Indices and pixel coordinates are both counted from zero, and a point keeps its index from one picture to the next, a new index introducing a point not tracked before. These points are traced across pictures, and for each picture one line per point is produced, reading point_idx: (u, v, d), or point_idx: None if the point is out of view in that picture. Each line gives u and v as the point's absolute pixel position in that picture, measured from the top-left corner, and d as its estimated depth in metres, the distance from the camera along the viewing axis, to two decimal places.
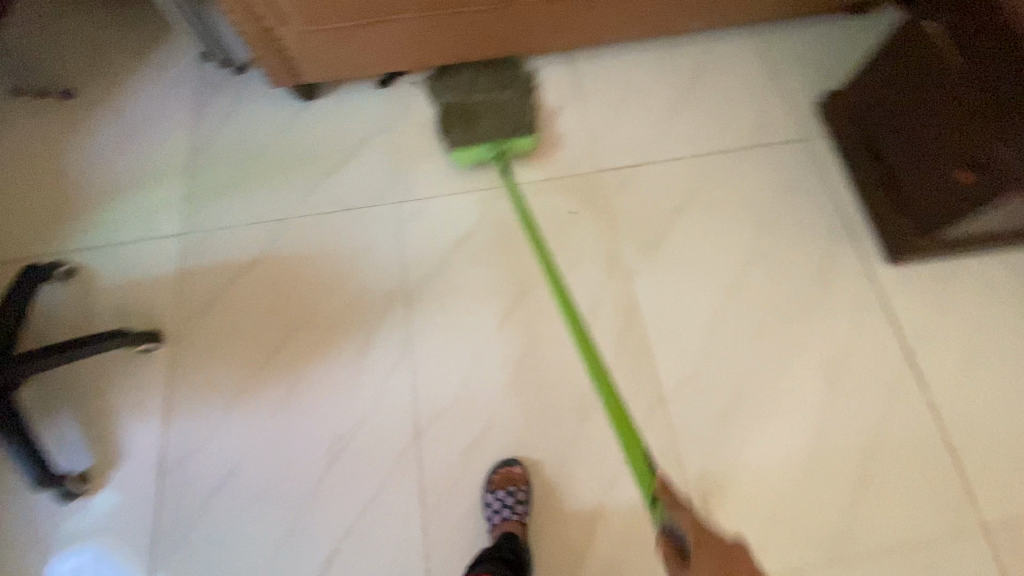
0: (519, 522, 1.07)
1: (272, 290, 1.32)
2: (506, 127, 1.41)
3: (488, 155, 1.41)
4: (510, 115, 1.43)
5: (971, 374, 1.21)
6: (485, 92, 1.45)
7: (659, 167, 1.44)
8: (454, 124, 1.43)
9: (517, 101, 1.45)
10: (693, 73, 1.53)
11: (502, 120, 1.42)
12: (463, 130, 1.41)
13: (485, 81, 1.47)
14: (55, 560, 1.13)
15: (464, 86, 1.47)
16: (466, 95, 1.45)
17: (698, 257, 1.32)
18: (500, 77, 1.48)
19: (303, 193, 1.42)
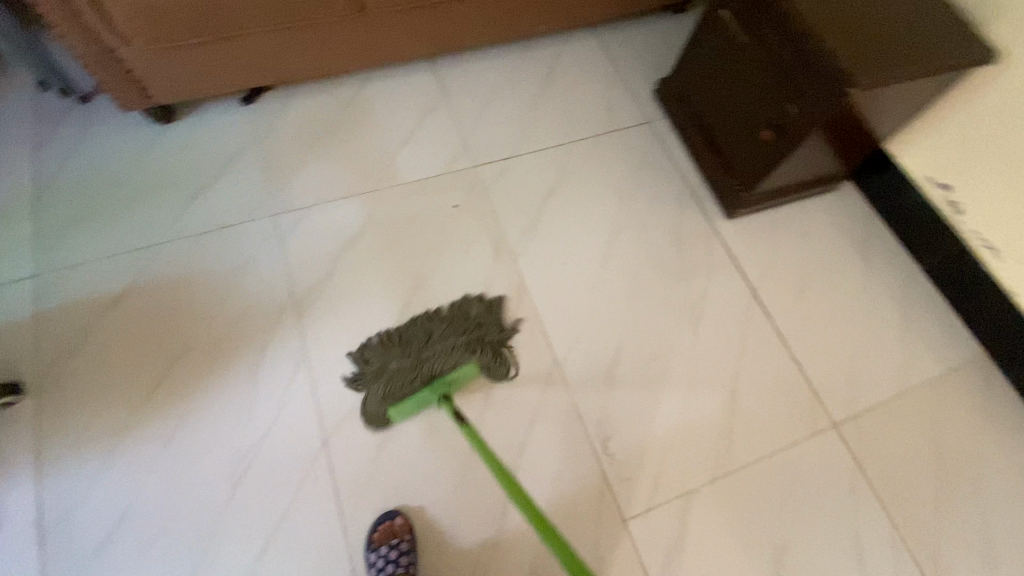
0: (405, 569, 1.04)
1: (146, 319, 1.24)
2: (480, 351, 1.26)
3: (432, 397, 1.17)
4: (474, 332, 1.29)
5: (807, 300, 1.44)
6: (421, 325, 1.28)
7: (529, 158, 1.56)
8: (397, 366, 1.22)
9: (482, 336, 1.28)
10: (547, 73, 1.70)
11: (460, 346, 1.26)
12: (409, 370, 1.22)
13: (441, 323, 1.29)
14: None
15: (405, 339, 1.26)
16: (418, 348, 1.25)
17: (574, 238, 1.45)
18: (456, 314, 1.30)
19: (172, 216, 1.36)
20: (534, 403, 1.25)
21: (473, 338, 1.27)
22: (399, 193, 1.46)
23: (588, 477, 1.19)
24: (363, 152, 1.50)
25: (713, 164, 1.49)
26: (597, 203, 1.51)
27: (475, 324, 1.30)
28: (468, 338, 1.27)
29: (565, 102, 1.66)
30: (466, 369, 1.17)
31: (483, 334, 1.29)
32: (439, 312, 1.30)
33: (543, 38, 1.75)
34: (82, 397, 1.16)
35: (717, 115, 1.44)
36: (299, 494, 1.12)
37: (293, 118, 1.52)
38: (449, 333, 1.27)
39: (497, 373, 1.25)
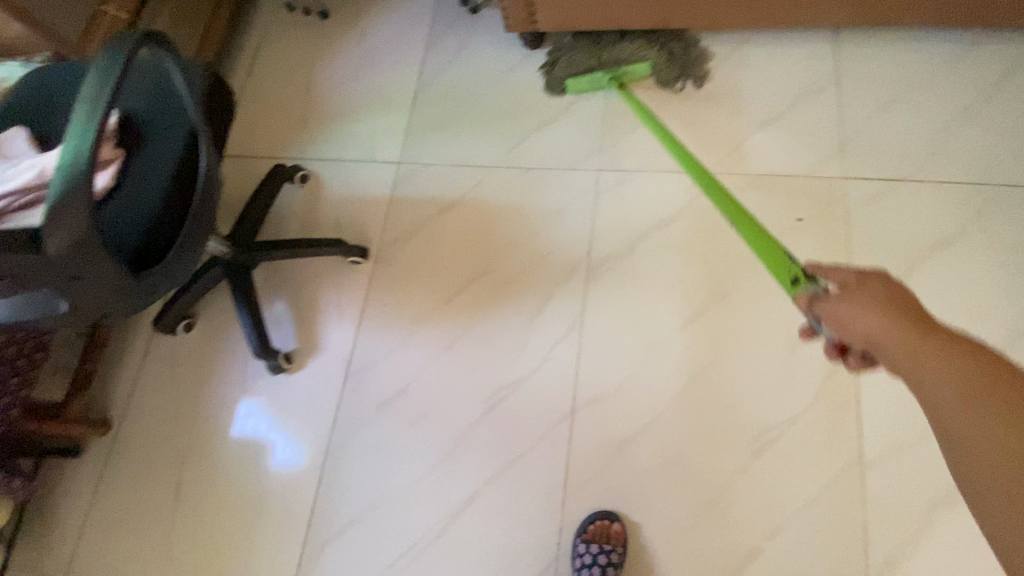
0: None
1: (465, 231, 1.36)
2: (659, 48, 1.37)
3: (603, 81, 1.38)
4: (663, 45, 1.38)
5: None
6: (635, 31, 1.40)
7: (924, 189, 1.19)
8: (585, 44, 1.43)
9: (669, 40, 1.38)
10: (994, 82, 1.25)
11: (645, 41, 1.38)
12: (592, 47, 1.42)
13: (638, 32, 1.40)
14: (237, 406, 1.35)
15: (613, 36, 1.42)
16: (598, 48, 1.42)
17: (945, 313, 1.10)
18: (654, 36, 1.39)
19: (512, 142, 1.42)
20: (810, 489, 1.02)
21: (659, 40, 1.38)
22: (739, 184, 1.25)
23: None
24: (711, 124, 1.32)
25: None
26: (1001, 282, 1.11)
27: (678, 49, 1.37)
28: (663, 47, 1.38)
29: (1007, 130, 1.21)
30: (637, 66, 1.35)
31: (682, 49, 1.38)
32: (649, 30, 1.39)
33: (1001, 34, 1.28)
34: (401, 279, 1.36)
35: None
36: (535, 447, 1.16)
37: None
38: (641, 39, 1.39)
39: (664, 78, 1.36)
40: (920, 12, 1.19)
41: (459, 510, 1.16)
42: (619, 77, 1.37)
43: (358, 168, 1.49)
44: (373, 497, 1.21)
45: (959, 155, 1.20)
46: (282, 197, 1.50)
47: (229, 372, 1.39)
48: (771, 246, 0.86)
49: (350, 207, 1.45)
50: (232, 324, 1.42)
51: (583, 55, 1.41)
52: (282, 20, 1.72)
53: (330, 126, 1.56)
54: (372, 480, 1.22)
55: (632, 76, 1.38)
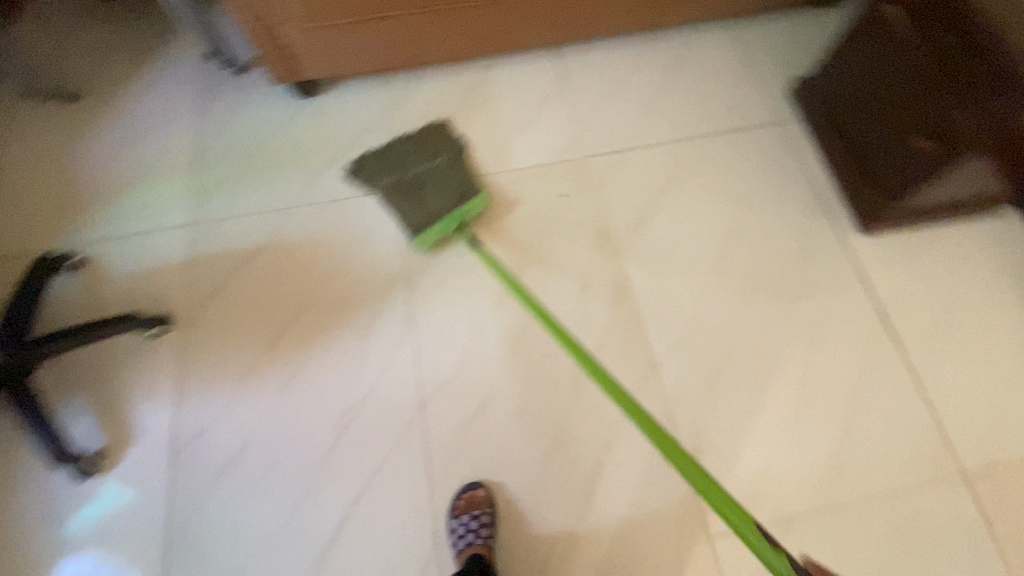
0: (485, 542, 1.07)
1: (277, 275, 1.37)
2: (439, 157, 1.48)
3: (450, 226, 1.38)
4: (433, 148, 1.50)
5: (947, 332, 1.28)
6: (409, 165, 1.47)
7: (646, 152, 1.51)
8: (379, 183, 1.44)
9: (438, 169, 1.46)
10: (673, 62, 1.64)
11: (415, 141, 1.51)
12: (388, 177, 1.45)
13: (414, 148, 1.50)
14: (59, 565, 1.13)
15: (391, 160, 1.47)
16: (389, 176, 1.45)
17: (684, 237, 1.40)
18: (410, 149, 1.50)
19: (307, 182, 1.48)
20: (626, 402, 1.22)
21: (431, 145, 1.50)
22: (512, 179, 1.48)
23: (675, 485, 1.16)
24: (481, 135, 1.54)
25: (857, 181, 1.36)
26: (714, 202, 1.43)
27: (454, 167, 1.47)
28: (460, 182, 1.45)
29: (690, 94, 1.59)
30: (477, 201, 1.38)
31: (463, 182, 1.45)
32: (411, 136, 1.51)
33: (672, 29, 1.68)
34: (217, 339, 1.30)
35: (869, 128, 1.30)
36: (393, 452, 1.19)
37: (421, 98, 1.59)
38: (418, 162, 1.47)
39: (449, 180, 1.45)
40: (607, 21, 1.52)
41: (331, 543, 1.13)
42: (462, 223, 1.40)
43: (145, 240, 1.42)
44: (235, 567, 1.13)
45: (665, 121, 1.55)
46: (55, 290, 1.36)
47: (20, 499, 1.18)
48: (664, 438, 0.93)
49: (144, 280, 1.37)
50: (13, 444, 1.22)
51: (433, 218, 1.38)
52: (19, 110, 1.58)
53: (103, 205, 1.46)
54: (230, 550, 1.14)
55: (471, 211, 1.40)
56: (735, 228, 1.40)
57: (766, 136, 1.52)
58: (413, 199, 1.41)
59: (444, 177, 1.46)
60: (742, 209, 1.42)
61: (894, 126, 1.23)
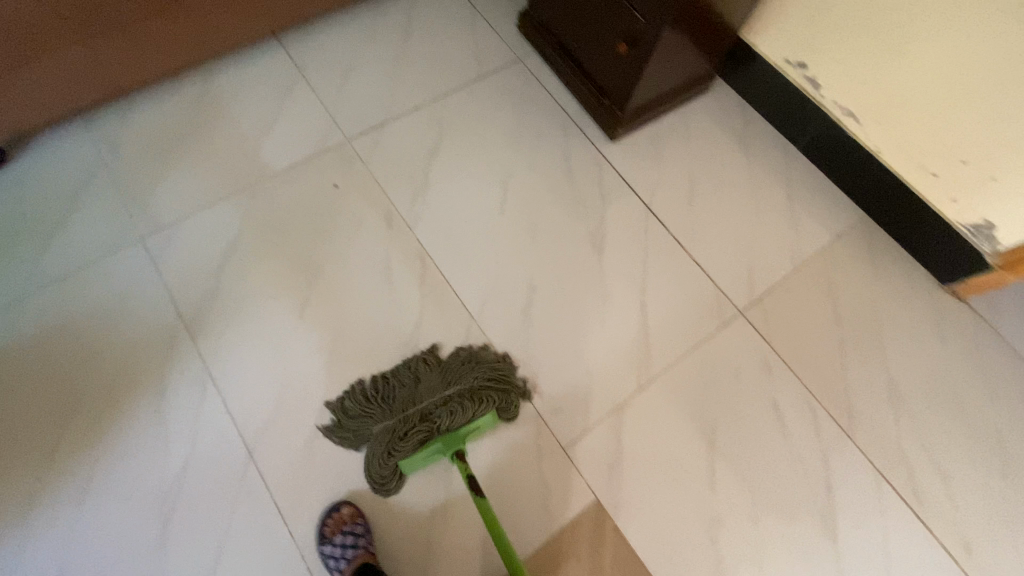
0: (367, 550, 1.05)
1: (26, 379, 1.15)
2: (455, 387, 1.17)
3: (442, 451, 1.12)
4: (462, 379, 1.18)
5: (698, 202, 1.48)
6: (431, 401, 1.15)
7: (404, 119, 1.50)
8: (400, 440, 1.11)
9: (472, 387, 1.17)
10: (405, 25, 1.62)
11: (441, 384, 1.17)
12: (409, 436, 1.11)
13: (424, 366, 1.20)
14: None
15: (394, 400, 1.16)
16: (405, 399, 1.16)
17: (464, 188, 1.43)
18: (451, 370, 1.20)
19: (28, 262, 1.24)
20: (457, 363, 1.25)
21: (452, 377, 1.18)
22: (276, 184, 1.37)
23: (524, 418, 1.21)
24: (225, 150, 1.39)
25: (587, 91, 1.49)
26: (482, 153, 1.48)
27: (484, 382, 1.18)
28: (484, 407, 1.15)
29: (431, 53, 1.60)
30: (484, 420, 1.15)
31: (491, 373, 1.20)
32: (421, 363, 1.20)
33: None
34: None
35: (581, 40, 1.43)
36: (236, 510, 1.10)
37: (143, 127, 1.40)
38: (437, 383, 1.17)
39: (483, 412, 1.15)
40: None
41: None
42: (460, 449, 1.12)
43: None
44: None
45: (414, 85, 1.55)
46: None
47: None
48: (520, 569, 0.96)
49: None
50: None
51: (411, 445, 1.11)
52: None
53: None
54: None
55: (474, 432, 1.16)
56: (507, 171, 1.46)
57: (510, 74, 1.59)
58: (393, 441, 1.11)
59: (458, 368, 1.20)
60: (507, 151, 1.49)
61: (605, 42, 1.35)
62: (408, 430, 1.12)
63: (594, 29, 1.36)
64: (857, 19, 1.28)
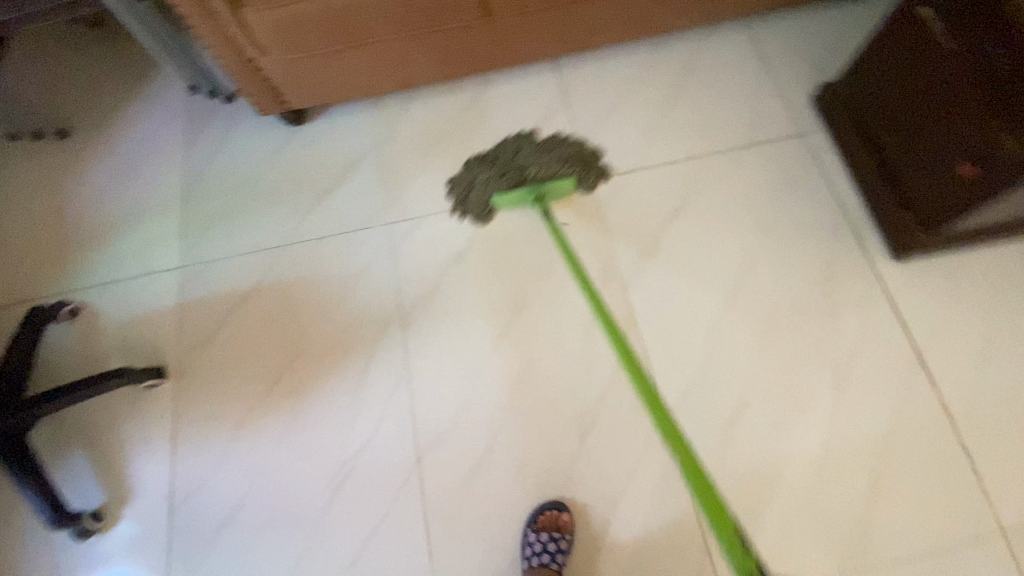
0: (557, 568, 1.04)
1: (269, 319, 1.32)
2: (560, 165, 1.39)
3: (526, 198, 1.36)
4: (575, 163, 1.39)
5: (989, 370, 1.16)
6: (532, 163, 1.38)
7: (653, 171, 1.41)
8: (489, 168, 1.40)
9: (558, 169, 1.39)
10: (682, 70, 1.51)
11: (561, 158, 1.39)
12: (499, 172, 1.38)
13: (527, 144, 1.44)
14: None
15: (500, 159, 1.40)
16: (506, 160, 1.40)
17: (695, 265, 1.30)
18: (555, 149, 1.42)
19: (300, 219, 1.42)
20: (633, 453, 1.14)
21: (564, 158, 1.39)
22: (511, 206, 1.39)
23: (687, 544, 1.09)
24: (476, 162, 1.45)
25: (885, 195, 1.25)
26: (727, 231, 1.33)
27: (571, 160, 1.39)
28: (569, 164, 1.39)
29: (701, 106, 1.46)
30: (562, 184, 1.35)
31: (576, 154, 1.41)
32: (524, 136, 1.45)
33: (678, 34, 1.56)
34: (211, 389, 1.27)
35: (900, 139, 1.18)
36: (391, 509, 1.15)
37: (415, 122, 1.51)
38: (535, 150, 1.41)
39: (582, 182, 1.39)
40: (607, 32, 1.42)
41: None
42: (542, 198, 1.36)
43: (135, 285, 1.38)
44: None
45: (673, 137, 1.44)
46: (51, 340, 1.33)
47: (23, 558, 1.17)
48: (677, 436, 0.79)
49: (135, 330, 1.34)
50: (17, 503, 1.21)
51: (504, 183, 1.36)
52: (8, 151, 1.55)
53: (93, 249, 1.43)
54: None
55: (555, 195, 1.36)
56: (751, 259, 1.29)
57: (785, 149, 1.40)
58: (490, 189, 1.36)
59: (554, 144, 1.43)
60: (758, 238, 1.31)
61: (933, 152, 1.11)
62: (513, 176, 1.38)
63: (927, 134, 1.11)
64: None
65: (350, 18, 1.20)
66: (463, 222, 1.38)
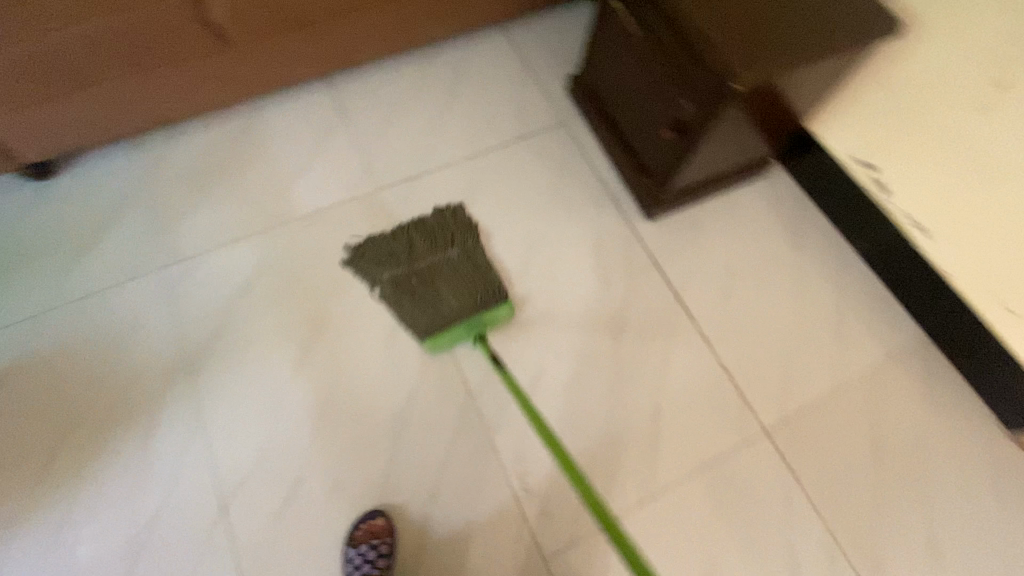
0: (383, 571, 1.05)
1: (33, 396, 1.19)
2: (478, 283, 1.30)
3: (466, 334, 1.24)
4: (474, 263, 1.34)
5: (735, 298, 1.35)
6: (431, 259, 1.34)
7: (436, 175, 1.47)
8: (382, 274, 1.32)
9: (468, 254, 1.36)
10: (453, 73, 1.59)
11: (454, 253, 1.35)
12: (395, 278, 1.31)
13: (422, 240, 1.36)
14: None
15: (405, 254, 1.34)
16: (402, 258, 1.33)
17: (483, 255, 1.38)
18: (430, 232, 1.38)
19: (57, 278, 1.28)
20: (444, 444, 1.18)
21: (472, 257, 1.35)
22: (298, 229, 1.37)
23: (507, 516, 1.14)
24: (257, 187, 1.41)
25: (631, 167, 1.43)
26: (510, 216, 1.44)
27: (474, 272, 1.33)
28: (467, 282, 1.31)
29: (474, 104, 1.56)
30: (502, 309, 1.26)
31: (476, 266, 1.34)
32: (419, 224, 1.37)
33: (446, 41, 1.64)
34: None
35: (629, 113, 1.35)
36: (200, 566, 1.08)
37: (184, 155, 1.43)
38: (450, 251, 1.36)
39: (490, 292, 1.29)
40: (369, 46, 1.45)
41: None
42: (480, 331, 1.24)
43: None
44: None
45: (451, 140, 1.52)
46: None
47: None
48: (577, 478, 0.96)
49: None
50: None
51: (423, 304, 1.27)
52: None
53: None
54: None
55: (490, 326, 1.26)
56: (533, 238, 1.41)
57: (551, 137, 1.54)
58: (406, 317, 1.27)
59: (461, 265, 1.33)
60: (537, 218, 1.43)
61: (650, 122, 1.28)
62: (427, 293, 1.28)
63: (641, 104, 1.28)
64: (937, 130, 1.13)
65: (54, 54, 1.11)
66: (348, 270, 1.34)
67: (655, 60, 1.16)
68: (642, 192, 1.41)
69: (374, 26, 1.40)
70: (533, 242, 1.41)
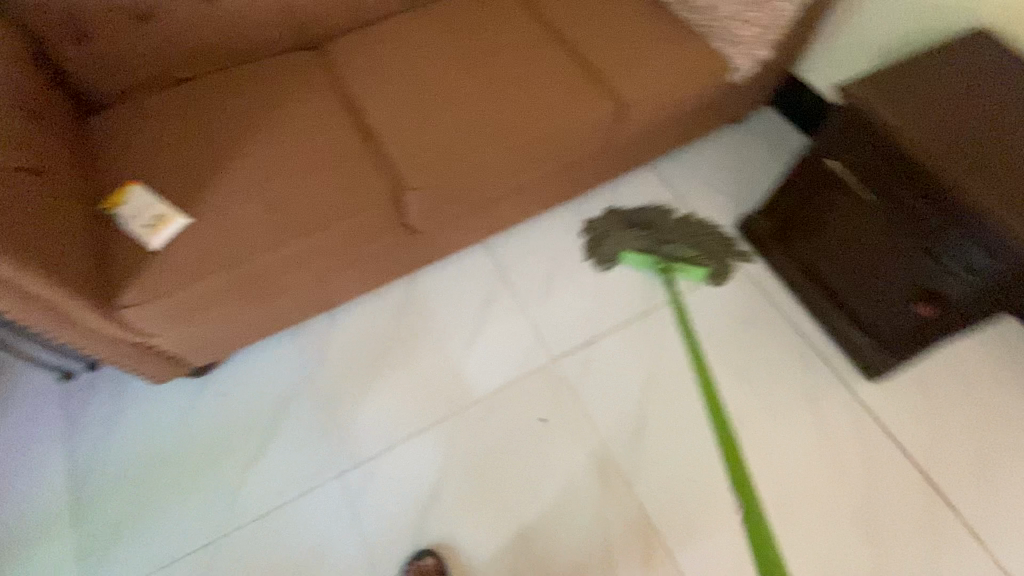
0: None
1: None
2: (700, 237, 1.43)
3: (654, 266, 1.41)
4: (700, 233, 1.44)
5: (992, 475, 1.17)
6: (664, 218, 1.46)
7: (618, 335, 1.35)
8: (625, 221, 1.46)
9: (709, 243, 1.43)
10: (607, 220, 1.51)
11: (691, 237, 1.42)
12: (644, 233, 1.43)
13: (668, 215, 1.46)
14: None
15: (644, 220, 1.45)
16: (644, 225, 1.45)
17: (690, 433, 1.24)
18: (690, 222, 1.45)
19: (229, 495, 1.18)
20: None
21: (695, 233, 1.43)
22: (483, 415, 1.26)
23: None
24: (428, 369, 1.32)
25: (837, 319, 1.30)
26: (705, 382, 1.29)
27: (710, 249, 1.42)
28: (702, 254, 1.41)
29: (638, 253, 1.46)
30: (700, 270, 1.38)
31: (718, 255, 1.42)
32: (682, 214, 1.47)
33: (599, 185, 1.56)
34: None
35: (839, 265, 1.26)
36: None
37: (346, 337, 1.36)
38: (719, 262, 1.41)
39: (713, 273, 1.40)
40: (538, 207, 1.35)
41: None
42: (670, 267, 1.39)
43: None
44: None
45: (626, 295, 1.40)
46: None
47: None
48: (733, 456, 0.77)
49: None
50: None
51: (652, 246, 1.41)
52: None
53: None
54: None
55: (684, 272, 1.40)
56: (739, 410, 1.25)
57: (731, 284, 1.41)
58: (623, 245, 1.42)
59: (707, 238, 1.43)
60: (736, 384, 1.28)
61: (880, 278, 1.17)
62: (660, 254, 1.40)
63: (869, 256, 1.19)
64: None
65: (252, 279, 1.02)
66: (546, 257, 1.46)
67: (901, 220, 1.07)
68: (859, 348, 1.28)
69: (546, 194, 1.32)
70: (739, 413, 1.25)
